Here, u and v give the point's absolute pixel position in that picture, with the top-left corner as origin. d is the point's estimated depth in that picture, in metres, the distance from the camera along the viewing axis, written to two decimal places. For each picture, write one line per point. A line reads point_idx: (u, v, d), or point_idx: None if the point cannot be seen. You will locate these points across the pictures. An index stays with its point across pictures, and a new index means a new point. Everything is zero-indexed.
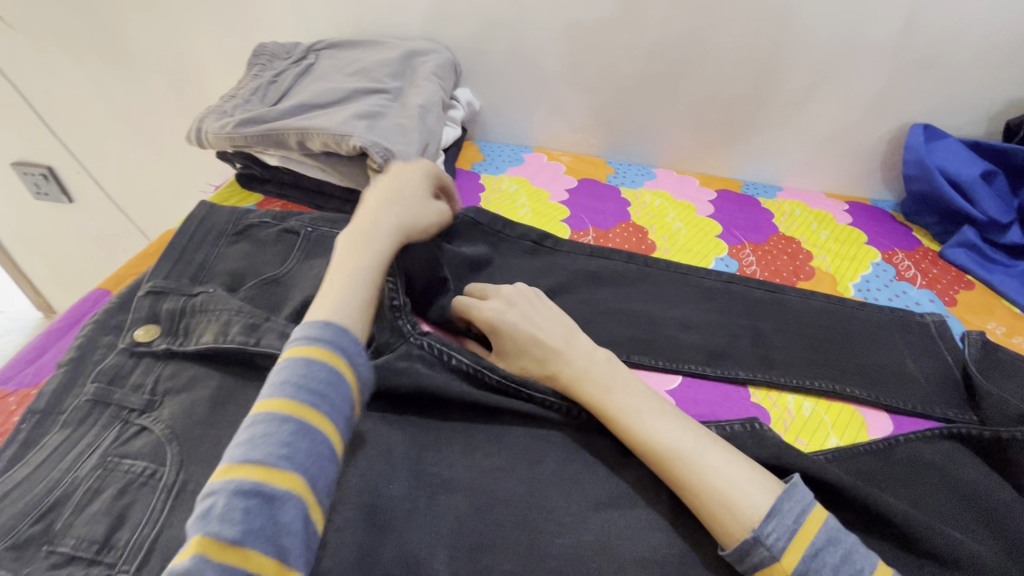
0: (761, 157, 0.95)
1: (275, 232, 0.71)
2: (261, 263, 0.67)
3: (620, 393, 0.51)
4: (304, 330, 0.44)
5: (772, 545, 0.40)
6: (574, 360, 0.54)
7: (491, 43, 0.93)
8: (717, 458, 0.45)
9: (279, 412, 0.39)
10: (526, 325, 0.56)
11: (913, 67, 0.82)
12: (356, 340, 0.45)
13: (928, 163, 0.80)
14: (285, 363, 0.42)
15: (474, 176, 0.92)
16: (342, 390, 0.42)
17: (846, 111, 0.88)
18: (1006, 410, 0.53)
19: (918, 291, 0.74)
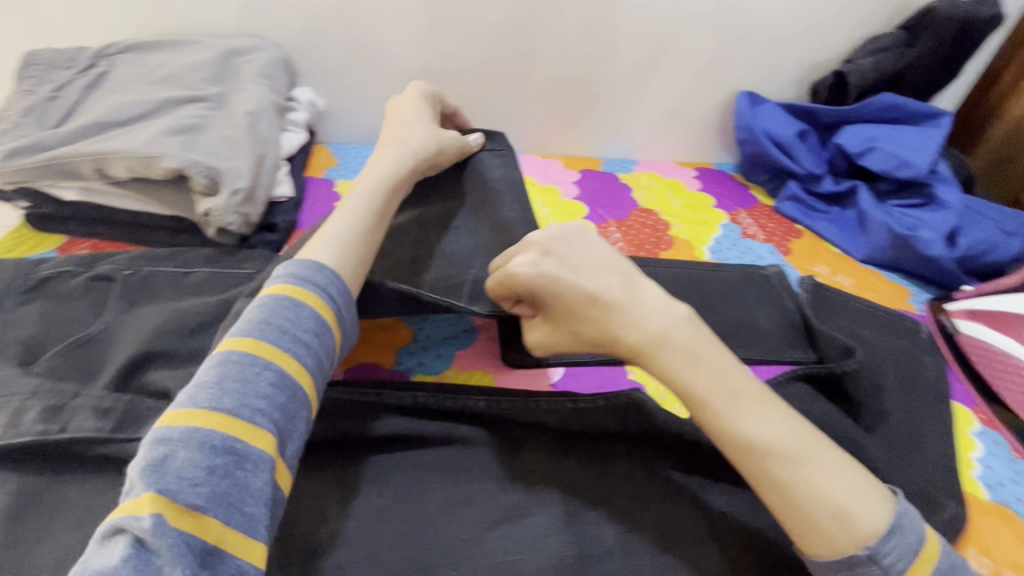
0: (615, 134, 0.99)
1: (80, 282, 0.59)
2: (68, 321, 0.55)
3: (705, 368, 0.44)
4: (292, 274, 0.46)
5: (891, 565, 0.38)
6: (645, 322, 0.46)
7: (325, 35, 0.85)
8: (817, 458, 0.41)
9: (259, 360, 0.40)
10: (568, 276, 0.48)
11: (733, 39, 0.88)
12: (343, 294, 0.47)
13: (754, 128, 0.88)
14: (268, 307, 0.43)
15: (328, 184, 0.85)
16: (324, 342, 0.44)
17: (682, 84, 0.93)
18: (837, 346, 0.59)
19: (760, 245, 0.81)
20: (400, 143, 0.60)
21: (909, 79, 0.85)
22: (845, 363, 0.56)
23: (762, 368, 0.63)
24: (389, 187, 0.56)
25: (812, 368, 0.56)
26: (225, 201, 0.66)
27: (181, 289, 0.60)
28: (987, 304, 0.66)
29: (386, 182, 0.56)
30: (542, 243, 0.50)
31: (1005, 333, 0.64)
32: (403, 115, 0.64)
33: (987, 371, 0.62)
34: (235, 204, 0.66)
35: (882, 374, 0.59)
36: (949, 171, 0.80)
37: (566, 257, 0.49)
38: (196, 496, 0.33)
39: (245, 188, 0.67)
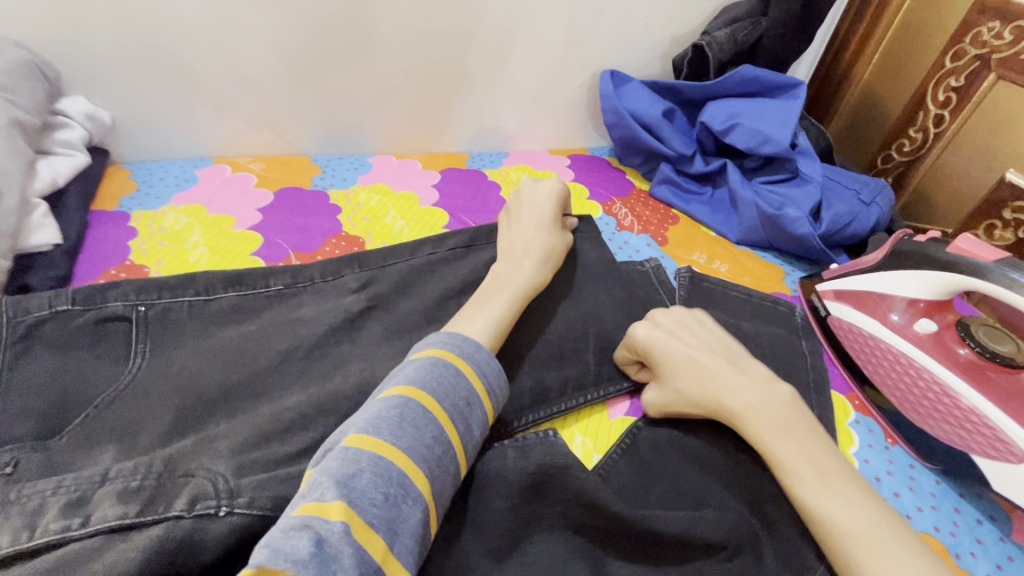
0: (480, 126, 0.89)
1: (87, 323, 0.49)
2: (86, 375, 0.47)
3: (801, 441, 0.43)
4: (455, 343, 0.43)
5: None
6: (744, 393, 0.46)
7: (91, 29, 0.66)
8: (905, 553, 0.37)
9: (429, 421, 0.38)
10: (680, 344, 0.50)
11: (588, 14, 0.80)
12: (496, 370, 0.44)
13: (621, 110, 0.82)
14: (428, 367, 0.41)
15: (122, 217, 0.67)
16: (476, 418, 0.41)
17: (543, 65, 0.84)
18: None
19: (637, 238, 0.76)
20: (546, 232, 0.59)
21: (764, 49, 0.82)
22: None
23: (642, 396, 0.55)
24: (518, 304, 0.52)
25: None
26: None
27: (209, 322, 0.53)
28: (857, 285, 0.61)
29: (533, 279, 0.54)
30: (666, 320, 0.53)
31: (873, 314, 0.59)
32: (533, 207, 0.61)
33: (856, 355, 0.58)
34: None
35: None
36: (808, 143, 0.78)
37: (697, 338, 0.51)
38: (372, 518, 0.33)
39: None
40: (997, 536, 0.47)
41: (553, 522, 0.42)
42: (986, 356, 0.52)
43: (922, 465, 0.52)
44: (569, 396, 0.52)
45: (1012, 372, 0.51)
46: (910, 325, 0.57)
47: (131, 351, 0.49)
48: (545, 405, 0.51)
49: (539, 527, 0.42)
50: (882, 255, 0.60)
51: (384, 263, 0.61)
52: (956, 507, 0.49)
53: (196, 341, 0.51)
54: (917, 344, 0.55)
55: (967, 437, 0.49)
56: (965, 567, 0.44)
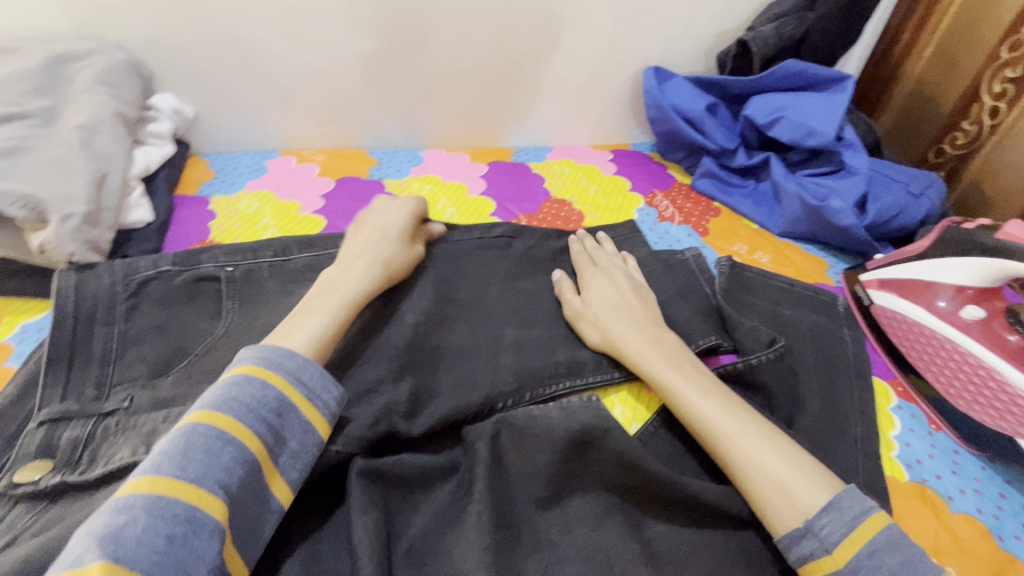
0: (525, 122, 0.93)
1: (184, 282, 0.56)
2: (188, 328, 0.53)
3: (683, 370, 0.50)
4: (263, 355, 0.41)
5: (824, 536, 0.39)
6: (638, 336, 0.53)
7: (179, 33, 0.74)
8: (763, 440, 0.44)
9: (227, 443, 0.36)
10: (602, 283, 0.59)
11: (633, 12, 0.83)
12: (317, 375, 0.42)
13: (664, 105, 0.85)
14: (228, 387, 0.39)
15: (202, 201, 0.74)
16: (293, 431, 0.40)
17: (587, 62, 0.87)
18: (759, 336, 0.56)
19: (678, 228, 0.78)
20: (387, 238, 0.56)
21: (810, 44, 0.82)
22: (760, 355, 0.54)
23: None
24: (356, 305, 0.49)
25: (730, 365, 0.54)
26: (57, 227, 0.55)
27: (288, 281, 0.59)
28: (901, 274, 0.61)
29: (368, 282, 0.51)
30: (590, 271, 0.61)
31: (919, 301, 0.59)
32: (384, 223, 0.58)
33: (902, 342, 0.59)
34: (73, 229, 0.56)
35: (800, 358, 0.57)
36: (855, 136, 0.78)
37: (609, 285, 0.59)
38: (152, 565, 0.30)
39: (82, 213, 0.57)
40: None
41: (594, 480, 0.45)
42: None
43: (968, 451, 0.51)
44: (604, 369, 0.55)
45: None
46: (957, 312, 0.57)
47: (218, 304, 0.56)
48: (581, 376, 0.54)
49: (580, 484, 0.45)
50: (928, 244, 0.60)
51: None
52: (1002, 492, 0.49)
53: (277, 297, 0.57)
54: (964, 331, 0.55)
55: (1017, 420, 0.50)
56: (1009, 549, 0.45)
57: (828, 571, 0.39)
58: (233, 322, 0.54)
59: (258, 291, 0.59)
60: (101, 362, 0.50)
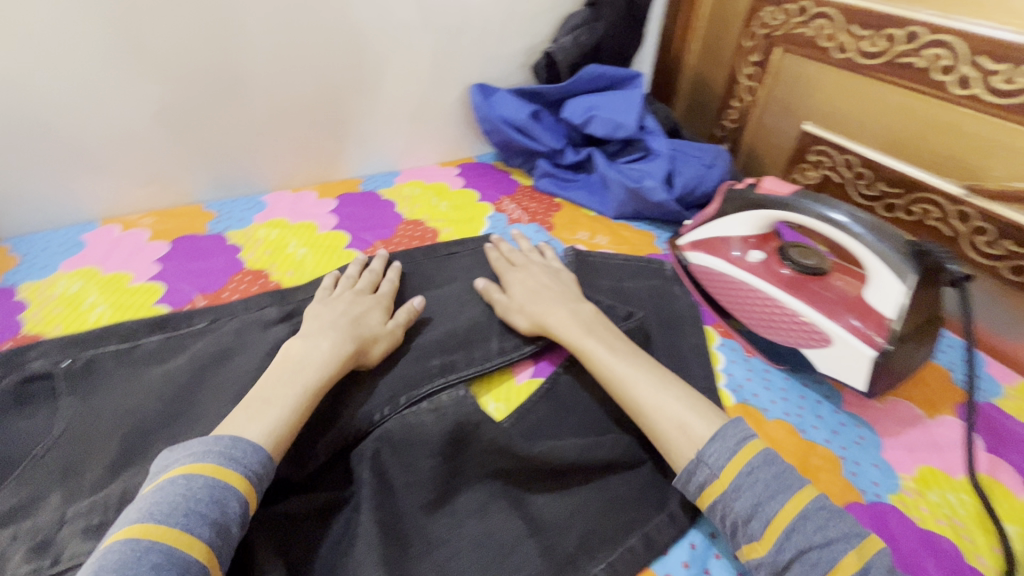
0: (368, 151, 0.95)
1: (8, 386, 0.52)
2: (15, 437, 0.49)
3: (595, 335, 0.56)
4: (190, 450, 0.40)
5: (712, 463, 0.44)
6: (559, 311, 0.60)
7: None
8: (661, 386, 0.50)
9: (148, 548, 0.34)
10: (532, 278, 0.66)
11: (445, 37, 0.89)
12: (249, 451, 0.41)
13: (493, 118, 0.92)
14: (155, 494, 0.37)
15: (8, 292, 0.66)
16: (230, 511, 0.38)
17: (414, 87, 0.91)
18: (617, 312, 0.64)
19: (527, 227, 0.84)
20: (350, 311, 0.57)
21: (606, 49, 0.94)
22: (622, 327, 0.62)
23: (545, 361, 0.61)
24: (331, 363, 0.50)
25: None
26: None
27: (136, 365, 0.57)
28: (704, 234, 0.73)
29: (331, 361, 0.50)
30: (512, 271, 0.68)
31: (718, 254, 0.70)
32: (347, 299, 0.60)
33: (712, 287, 0.70)
34: None
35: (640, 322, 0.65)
36: (656, 124, 0.90)
37: (536, 281, 0.65)
38: None
39: None
40: (832, 409, 0.58)
41: (476, 470, 0.48)
42: (798, 269, 0.65)
43: (774, 368, 0.63)
44: (477, 362, 0.58)
45: (820, 277, 0.64)
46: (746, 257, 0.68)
47: (56, 406, 0.52)
48: (455, 372, 0.57)
49: (464, 480, 0.48)
50: (718, 205, 0.72)
51: (306, 297, 0.66)
52: (800, 394, 0.60)
53: (126, 381, 0.54)
54: (753, 271, 0.66)
55: (794, 334, 0.60)
56: (809, 437, 0.55)
57: (717, 495, 0.43)
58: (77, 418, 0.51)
59: (92, 375, 0.54)
60: None
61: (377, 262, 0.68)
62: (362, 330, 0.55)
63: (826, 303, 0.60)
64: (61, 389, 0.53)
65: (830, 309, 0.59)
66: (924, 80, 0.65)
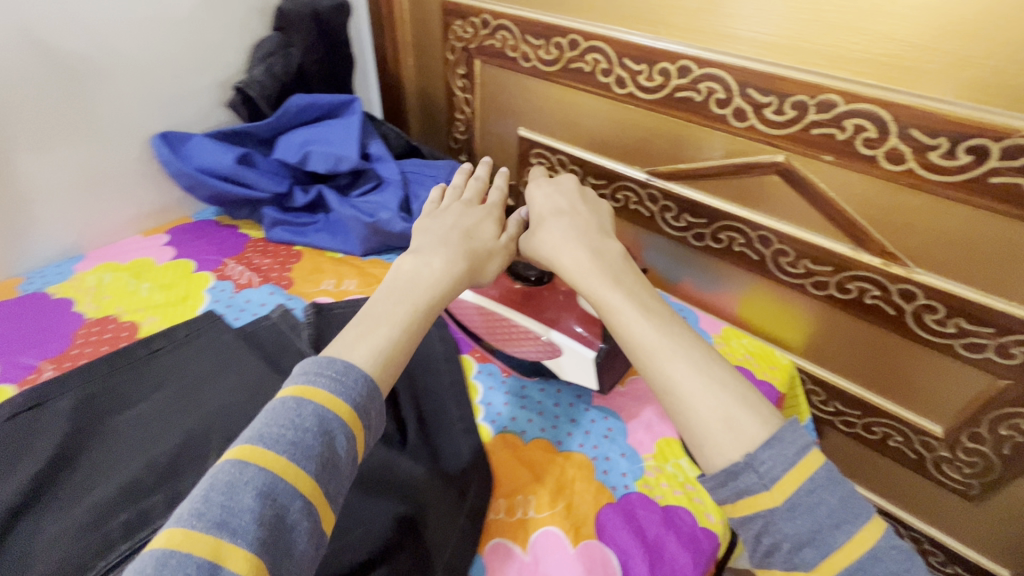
0: (26, 239, 0.73)
1: None
2: None
3: (625, 288, 0.50)
4: (303, 370, 0.41)
5: (764, 472, 0.39)
6: (578, 254, 0.53)
7: None
8: (705, 366, 0.44)
9: (320, 416, 0.38)
10: (549, 220, 0.57)
11: (94, 84, 0.71)
12: (357, 379, 0.41)
13: (189, 172, 0.77)
14: (278, 405, 0.38)
15: None
16: (337, 446, 0.38)
17: (69, 148, 0.72)
18: None
19: (259, 291, 0.73)
20: (455, 226, 0.56)
21: (312, 75, 0.85)
22: None
23: None
24: (435, 294, 0.49)
25: None
26: None
27: None
28: None
29: (442, 281, 0.50)
30: (538, 187, 0.61)
31: None
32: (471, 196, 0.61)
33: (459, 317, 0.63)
34: None
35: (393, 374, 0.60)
36: (385, 147, 0.85)
37: (551, 207, 0.58)
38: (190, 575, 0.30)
39: None
40: (584, 407, 0.60)
41: None
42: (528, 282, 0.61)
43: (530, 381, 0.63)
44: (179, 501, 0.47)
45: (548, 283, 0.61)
46: None
47: None
48: (149, 525, 0.45)
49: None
50: None
51: None
52: (554, 402, 0.61)
53: None
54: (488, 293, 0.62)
55: (535, 351, 0.59)
56: (565, 448, 0.56)
57: (761, 510, 0.39)
58: None
59: None
60: None
61: (479, 168, 0.66)
62: (474, 244, 0.55)
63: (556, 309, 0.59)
64: None
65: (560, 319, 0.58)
66: (594, 82, 0.70)
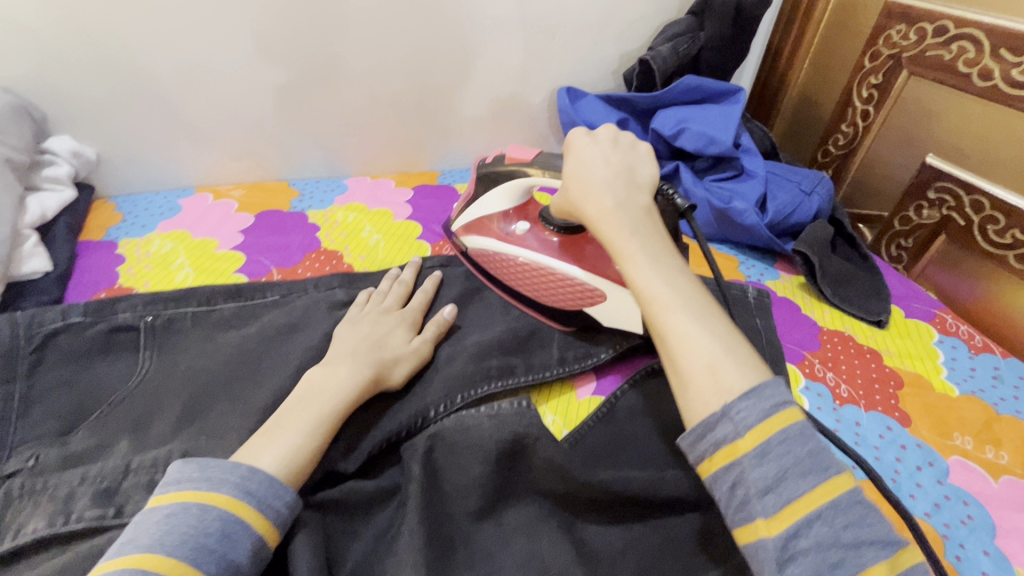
0: (450, 145, 0.95)
1: (97, 333, 0.57)
2: (101, 381, 0.53)
3: (641, 238, 0.47)
4: (205, 473, 0.38)
5: (738, 420, 0.37)
6: (602, 201, 0.49)
7: (92, 91, 0.73)
8: (699, 317, 0.42)
9: (229, 519, 0.36)
10: (578, 165, 0.53)
11: (539, 36, 0.86)
12: (258, 477, 0.39)
13: (577, 122, 0.89)
14: (168, 517, 0.35)
15: (109, 246, 0.72)
16: (240, 551, 0.35)
17: (503, 84, 0.90)
18: None
19: None
20: (374, 344, 0.53)
21: (707, 60, 0.89)
22: None
23: (610, 376, 0.59)
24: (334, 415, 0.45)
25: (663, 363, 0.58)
26: None
27: (211, 329, 0.61)
28: (470, 216, 0.67)
29: (350, 390, 0.47)
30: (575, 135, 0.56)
31: (489, 232, 0.65)
32: (387, 318, 0.57)
33: (500, 270, 0.64)
34: None
35: None
36: (752, 142, 0.85)
37: (579, 151, 0.54)
38: None
39: None
40: (935, 479, 0.52)
41: (529, 487, 0.46)
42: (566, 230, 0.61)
43: (866, 421, 0.57)
44: (536, 370, 0.57)
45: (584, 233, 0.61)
46: (512, 230, 0.64)
47: (129, 369, 0.55)
48: (512, 377, 0.56)
49: (512, 494, 0.45)
50: (477, 184, 0.68)
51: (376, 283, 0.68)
52: (896, 457, 0.54)
53: (201, 343, 0.58)
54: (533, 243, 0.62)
55: (575, 296, 0.59)
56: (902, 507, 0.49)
57: (734, 459, 0.36)
58: (152, 372, 0.54)
59: (178, 339, 0.58)
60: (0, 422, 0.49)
61: (405, 273, 0.65)
62: (384, 354, 0.52)
63: (591, 258, 0.59)
64: (144, 343, 0.57)
65: (598, 265, 0.58)
66: None
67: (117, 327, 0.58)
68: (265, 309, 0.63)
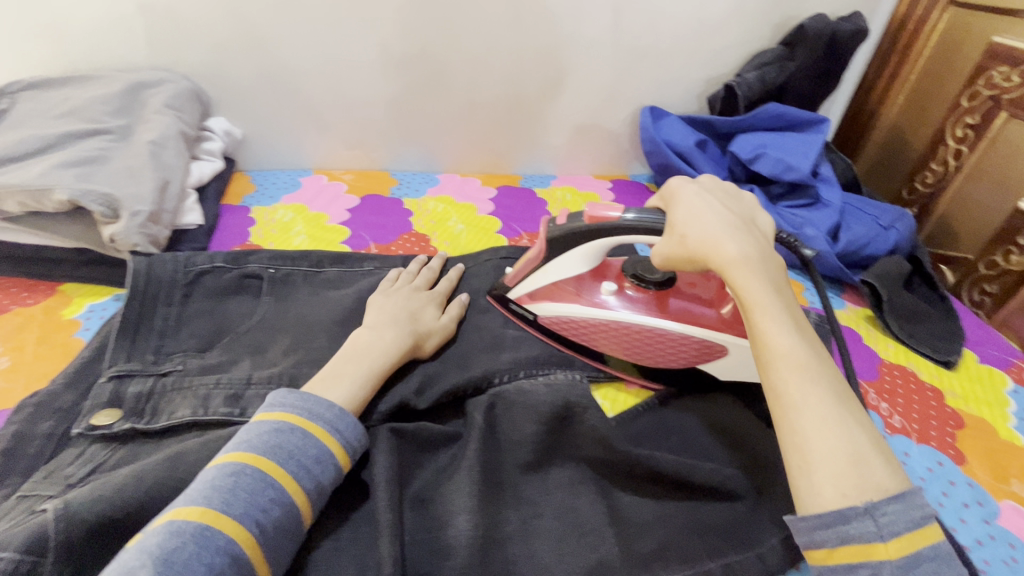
0: (534, 151, 1.03)
1: (233, 276, 0.69)
2: (232, 315, 0.65)
3: (781, 300, 0.45)
4: (302, 403, 0.46)
5: (882, 525, 0.36)
6: (738, 253, 0.47)
7: (247, 82, 0.88)
8: (841, 396, 0.40)
9: (319, 447, 0.44)
10: (708, 211, 0.50)
11: (631, 58, 0.92)
12: (345, 418, 0.47)
13: (657, 140, 0.92)
14: (273, 431, 0.43)
15: (244, 210, 0.86)
16: (326, 473, 0.44)
17: (591, 100, 0.97)
18: None
19: None
20: (410, 316, 0.60)
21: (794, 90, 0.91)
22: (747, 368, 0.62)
23: None
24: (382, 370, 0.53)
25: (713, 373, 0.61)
26: (126, 223, 0.66)
27: (317, 285, 0.72)
28: (540, 282, 0.64)
29: (392, 352, 0.55)
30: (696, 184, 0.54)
31: (574, 300, 0.62)
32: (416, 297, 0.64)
33: (595, 338, 0.62)
34: (137, 225, 0.67)
35: None
36: (831, 172, 0.86)
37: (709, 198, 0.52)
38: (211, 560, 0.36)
39: (146, 212, 0.68)
40: (983, 517, 0.52)
41: (573, 451, 0.51)
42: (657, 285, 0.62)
43: (916, 453, 0.57)
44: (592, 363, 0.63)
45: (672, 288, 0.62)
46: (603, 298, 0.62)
47: (253, 308, 0.67)
48: (572, 367, 0.62)
49: (558, 455, 0.51)
50: (536, 248, 0.63)
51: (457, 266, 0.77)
52: (943, 490, 0.54)
53: (310, 295, 0.69)
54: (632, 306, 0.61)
55: (693, 352, 0.59)
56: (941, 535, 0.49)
57: (871, 559, 0.35)
58: (272, 313, 0.66)
59: (292, 289, 0.70)
60: (160, 335, 0.62)
61: (434, 261, 0.72)
62: (419, 326, 0.59)
63: (699, 313, 0.60)
64: (266, 288, 0.69)
65: (705, 316, 0.60)
66: None
67: (247, 274, 0.70)
68: (362, 275, 0.74)
